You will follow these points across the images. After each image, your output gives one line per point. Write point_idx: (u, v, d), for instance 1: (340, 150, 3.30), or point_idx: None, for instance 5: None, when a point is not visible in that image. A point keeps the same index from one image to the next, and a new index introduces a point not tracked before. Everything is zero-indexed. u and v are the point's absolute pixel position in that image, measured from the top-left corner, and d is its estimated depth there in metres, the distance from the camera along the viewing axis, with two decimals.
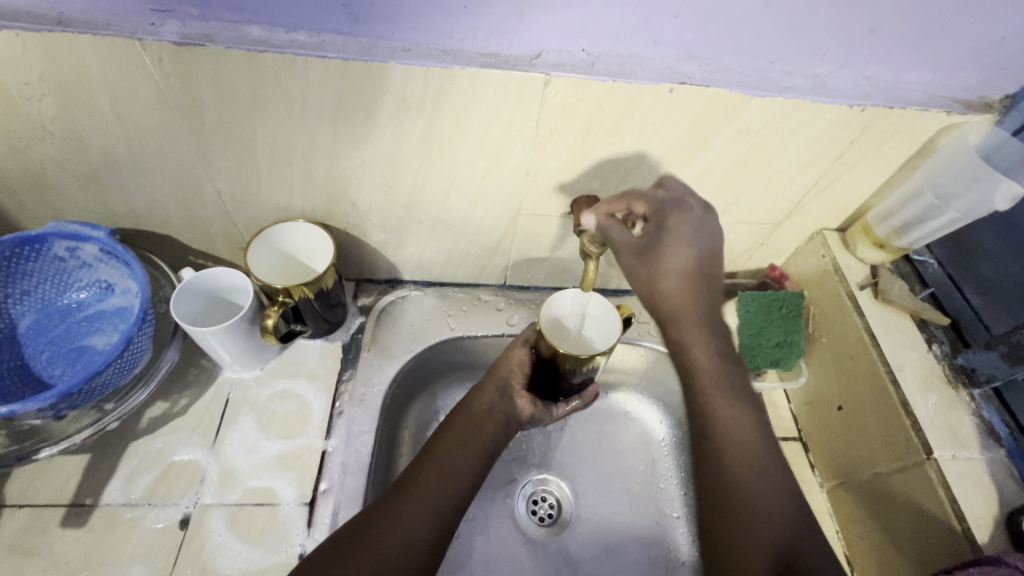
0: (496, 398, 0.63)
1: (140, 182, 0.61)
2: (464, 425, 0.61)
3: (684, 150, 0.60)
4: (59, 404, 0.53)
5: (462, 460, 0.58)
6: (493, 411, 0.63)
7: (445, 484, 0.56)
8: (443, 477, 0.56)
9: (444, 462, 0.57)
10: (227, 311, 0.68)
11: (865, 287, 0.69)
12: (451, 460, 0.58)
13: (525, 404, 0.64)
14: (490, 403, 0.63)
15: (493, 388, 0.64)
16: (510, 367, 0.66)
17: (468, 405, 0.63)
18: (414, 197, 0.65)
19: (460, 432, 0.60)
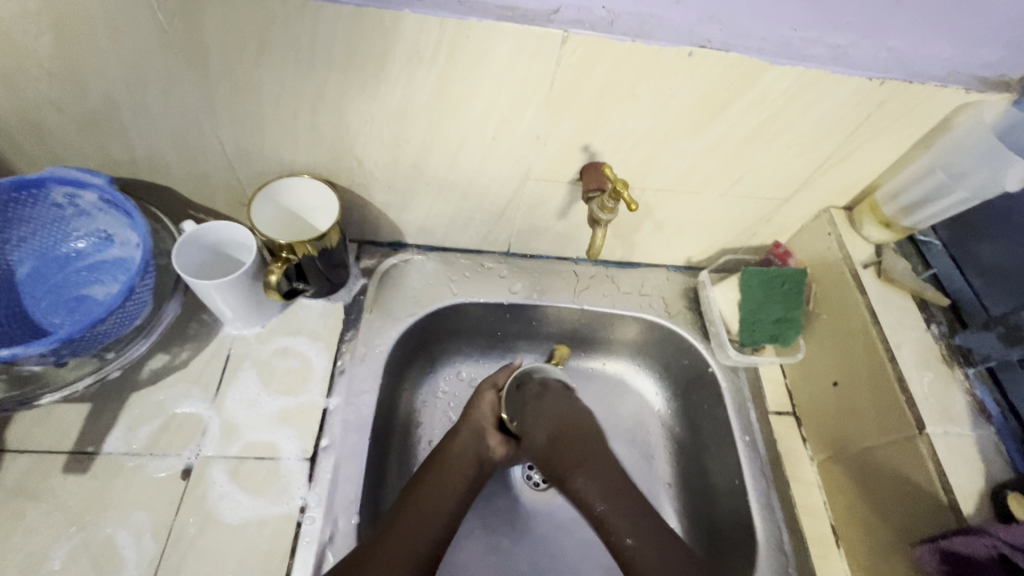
0: (471, 439, 0.66)
1: (141, 129, 0.59)
2: (445, 466, 0.64)
3: (699, 118, 0.59)
4: (60, 351, 0.53)
5: (444, 494, 0.62)
6: (469, 449, 0.66)
7: (436, 513, 0.60)
8: (430, 512, 0.60)
9: (433, 495, 0.61)
10: (229, 266, 0.67)
11: (869, 267, 0.69)
12: (440, 493, 0.61)
13: (496, 445, 0.68)
14: (468, 445, 0.66)
15: (469, 431, 0.67)
16: (482, 409, 0.69)
17: (446, 447, 0.66)
18: (422, 157, 0.64)
19: (442, 469, 0.63)
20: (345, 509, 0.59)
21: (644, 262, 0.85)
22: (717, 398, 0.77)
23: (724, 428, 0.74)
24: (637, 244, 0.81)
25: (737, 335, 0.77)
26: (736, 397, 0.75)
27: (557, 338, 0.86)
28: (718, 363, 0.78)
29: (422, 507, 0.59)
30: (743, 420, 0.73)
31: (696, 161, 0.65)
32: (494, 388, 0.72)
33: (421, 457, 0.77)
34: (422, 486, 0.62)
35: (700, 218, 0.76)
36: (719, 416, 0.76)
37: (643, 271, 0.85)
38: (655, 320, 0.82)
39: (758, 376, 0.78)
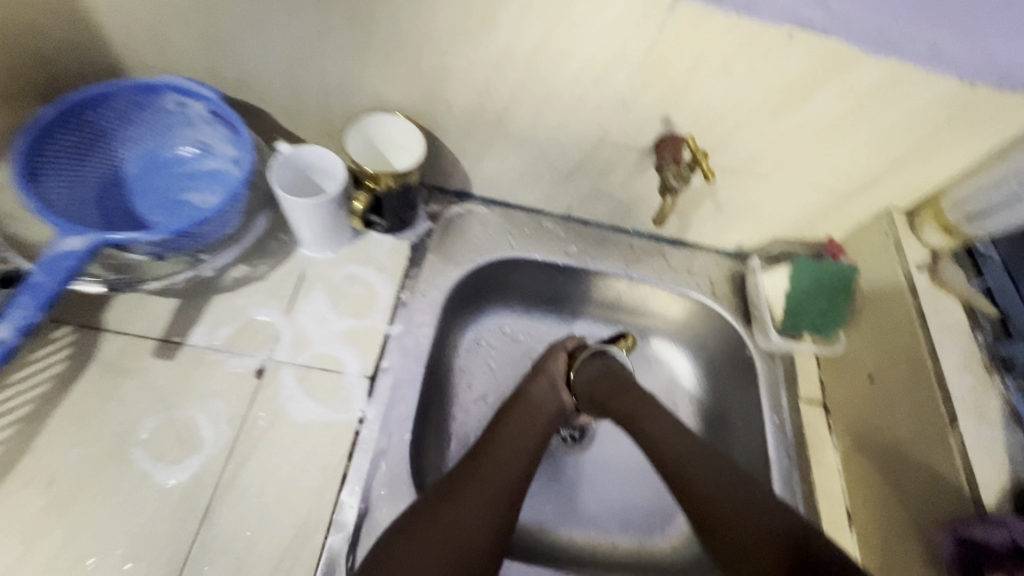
0: (549, 391, 0.74)
1: (253, 48, 0.62)
2: (525, 411, 0.72)
3: (783, 101, 0.61)
4: (167, 243, 0.59)
5: (526, 435, 0.69)
6: (548, 400, 0.73)
7: (520, 451, 0.67)
8: (518, 447, 0.67)
9: (517, 437, 0.68)
10: (312, 190, 0.71)
11: (923, 269, 0.71)
12: (523, 434, 0.69)
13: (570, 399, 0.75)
14: (547, 397, 0.73)
15: (545, 381, 0.75)
16: (556, 366, 0.76)
17: (527, 396, 0.73)
18: (508, 108, 0.67)
19: (525, 412, 0.71)
20: (400, 425, 0.64)
21: (696, 243, 0.87)
22: (751, 380, 0.79)
23: (755, 407, 0.77)
24: (693, 223, 0.83)
25: (779, 322, 0.79)
26: (770, 380, 0.78)
27: (600, 305, 0.89)
28: (757, 347, 0.80)
29: (506, 445, 0.67)
30: (774, 402, 0.76)
31: (771, 145, 0.67)
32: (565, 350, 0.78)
33: (459, 396, 0.81)
34: (507, 427, 0.69)
35: (761, 204, 0.78)
36: (751, 396, 0.78)
37: (694, 251, 0.87)
38: (699, 298, 0.84)
39: (794, 364, 0.80)
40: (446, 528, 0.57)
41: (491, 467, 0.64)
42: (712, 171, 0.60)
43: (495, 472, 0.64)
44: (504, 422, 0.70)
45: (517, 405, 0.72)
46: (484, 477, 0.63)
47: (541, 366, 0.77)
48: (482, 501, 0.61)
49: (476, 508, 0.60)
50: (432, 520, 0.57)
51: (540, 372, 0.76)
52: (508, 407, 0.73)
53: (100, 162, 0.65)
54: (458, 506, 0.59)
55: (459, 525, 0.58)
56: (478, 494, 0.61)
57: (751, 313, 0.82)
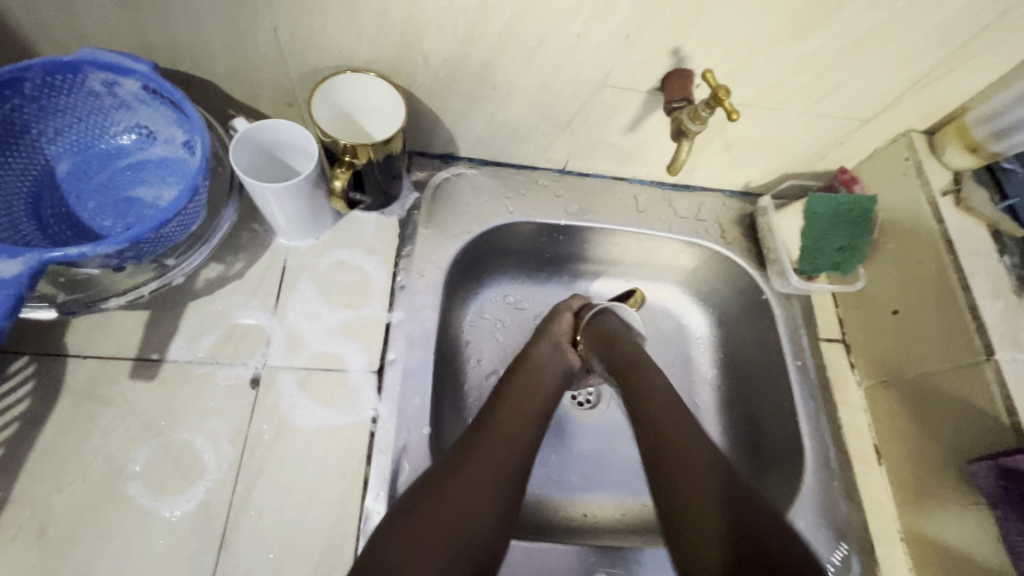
0: (550, 350, 0.70)
1: (187, 6, 0.52)
2: (528, 375, 0.67)
3: (805, 20, 0.54)
4: (125, 254, 0.51)
5: (526, 403, 0.64)
6: (551, 362, 0.69)
7: (525, 420, 0.63)
8: (520, 416, 0.63)
9: (520, 401, 0.64)
10: (281, 170, 0.63)
11: (947, 194, 0.67)
12: (524, 402, 0.64)
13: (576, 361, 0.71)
14: (551, 355, 0.70)
15: (547, 342, 0.71)
16: (561, 326, 0.73)
17: (528, 356, 0.70)
18: (495, 55, 0.58)
19: (528, 374, 0.67)
20: (416, 420, 0.60)
21: (701, 186, 0.82)
22: (770, 325, 0.77)
23: (775, 353, 0.75)
24: (699, 165, 0.77)
25: (797, 263, 0.76)
26: (790, 323, 0.75)
27: (606, 262, 0.84)
28: (773, 290, 0.77)
29: (510, 416, 0.62)
30: (795, 345, 0.74)
31: (789, 71, 0.61)
32: (570, 311, 0.75)
33: (471, 375, 0.76)
34: (508, 396, 0.65)
35: (772, 139, 0.72)
36: (771, 342, 0.76)
37: (700, 195, 0.82)
38: (710, 246, 0.80)
39: (811, 304, 0.78)
40: (443, 514, 0.53)
41: (493, 444, 0.59)
42: (736, 110, 0.53)
43: (496, 449, 0.59)
44: (507, 387, 0.66)
45: (519, 370, 0.68)
46: (486, 454, 0.58)
47: (544, 326, 0.74)
48: (491, 471, 0.57)
49: (473, 491, 0.55)
50: (429, 505, 0.53)
51: (542, 332, 0.73)
52: (509, 372, 0.68)
53: (26, 162, 0.55)
54: (456, 490, 0.54)
55: (455, 511, 0.53)
56: (485, 464, 0.57)
57: (765, 256, 0.78)
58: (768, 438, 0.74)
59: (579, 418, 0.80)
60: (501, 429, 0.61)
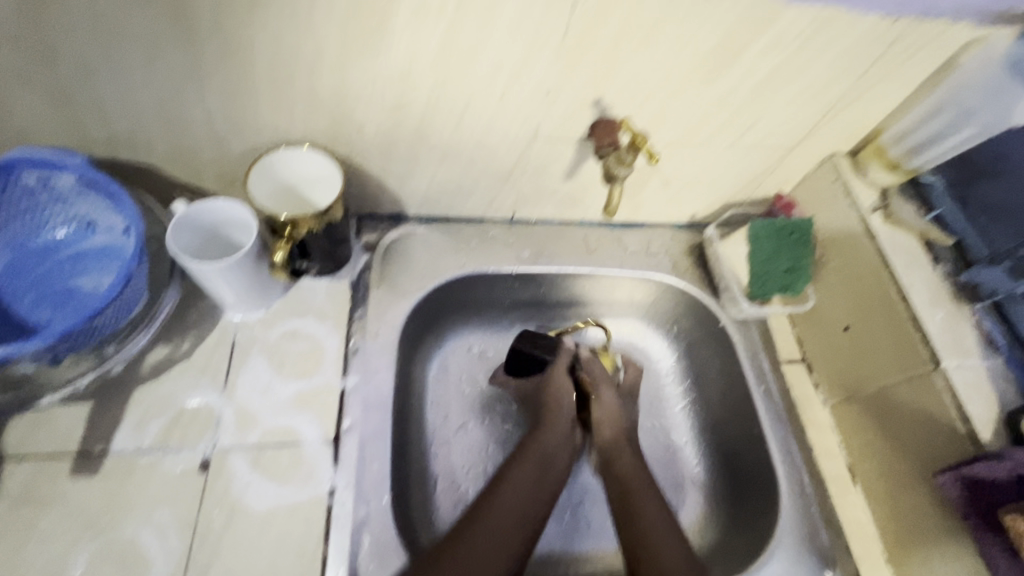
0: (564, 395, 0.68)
1: (119, 100, 0.53)
2: (545, 438, 0.65)
3: (712, 65, 0.57)
4: (59, 347, 0.50)
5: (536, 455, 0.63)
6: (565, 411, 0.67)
7: (542, 480, 0.62)
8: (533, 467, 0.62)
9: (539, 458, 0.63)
10: (225, 247, 0.63)
11: (876, 211, 0.70)
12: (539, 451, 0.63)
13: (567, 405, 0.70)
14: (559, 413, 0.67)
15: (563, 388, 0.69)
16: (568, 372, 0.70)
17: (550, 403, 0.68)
18: (426, 120, 0.60)
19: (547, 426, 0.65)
20: (376, 488, 0.58)
21: (649, 222, 0.84)
22: (731, 352, 0.77)
23: (739, 380, 0.75)
24: (642, 203, 0.79)
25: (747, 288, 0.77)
26: (750, 348, 0.76)
27: (566, 304, 0.84)
28: (729, 317, 0.78)
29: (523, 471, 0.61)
30: (757, 370, 0.74)
31: (709, 111, 0.64)
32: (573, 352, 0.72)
33: (437, 433, 0.74)
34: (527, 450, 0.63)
35: (708, 172, 0.75)
36: (734, 368, 0.76)
37: (648, 231, 0.84)
38: (663, 279, 0.81)
39: (769, 327, 0.79)
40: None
41: (507, 502, 0.58)
42: (655, 153, 0.57)
43: (508, 505, 0.58)
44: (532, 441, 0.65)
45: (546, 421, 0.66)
46: (501, 515, 0.57)
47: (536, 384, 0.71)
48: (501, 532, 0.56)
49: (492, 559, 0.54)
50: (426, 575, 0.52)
51: (546, 392, 0.69)
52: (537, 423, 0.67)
53: None
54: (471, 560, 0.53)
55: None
56: (497, 529, 0.56)
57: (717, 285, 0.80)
58: (743, 467, 0.73)
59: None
60: (515, 485, 0.60)
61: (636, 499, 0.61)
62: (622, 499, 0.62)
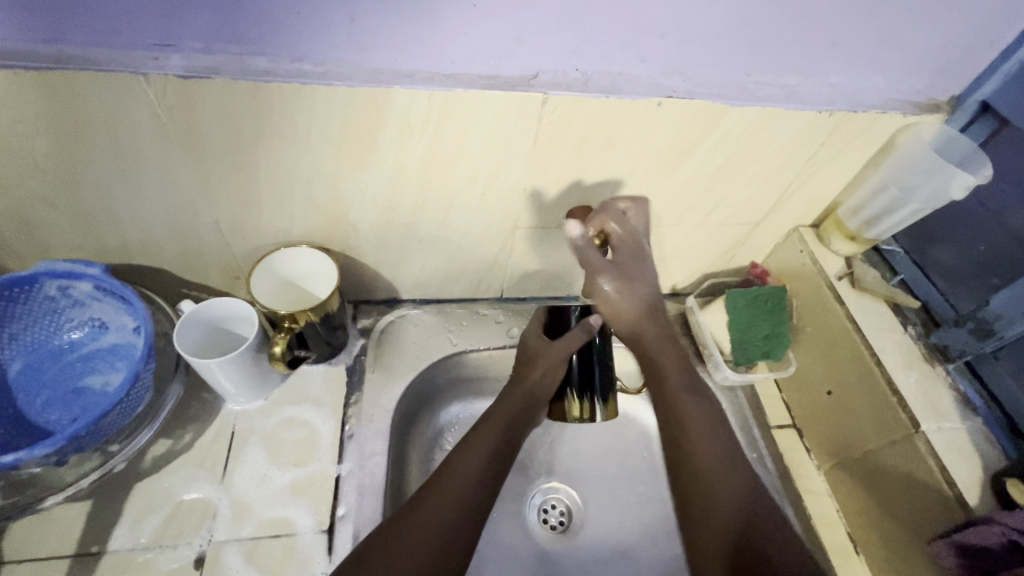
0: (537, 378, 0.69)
1: (136, 214, 0.59)
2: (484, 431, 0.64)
3: (670, 159, 0.63)
4: (64, 450, 0.52)
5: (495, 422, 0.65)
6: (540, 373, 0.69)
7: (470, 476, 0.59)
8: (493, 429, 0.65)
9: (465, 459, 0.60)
10: (226, 340, 0.67)
11: (842, 278, 0.74)
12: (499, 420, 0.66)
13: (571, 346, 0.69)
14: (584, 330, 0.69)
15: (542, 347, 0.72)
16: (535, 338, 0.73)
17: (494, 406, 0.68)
18: (414, 217, 0.66)
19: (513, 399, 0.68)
20: None
21: None
22: None
23: None
24: None
25: (730, 355, 0.79)
26: (739, 416, 0.77)
27: None
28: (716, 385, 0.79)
29: (479, 437, 0.63)
30: (749, 438, 0.75)
31: (673, 196, 0.69)
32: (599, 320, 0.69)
33: None
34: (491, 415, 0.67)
35: (682, 248, 0.79)
36: None
37: None
38: None
39: (756, 393, 0.80)
40: (409, 541, 0.51)
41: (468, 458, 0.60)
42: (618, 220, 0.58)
43: (465, 464, 0.59)
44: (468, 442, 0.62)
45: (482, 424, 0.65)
46: (448, 488, 0.57)
47: (537, 349, 0.71)
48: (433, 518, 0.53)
49: (447, 511, 0.54)
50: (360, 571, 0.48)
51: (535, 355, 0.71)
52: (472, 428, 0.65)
53: None
54: (429, 511, 0.54)
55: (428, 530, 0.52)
56: (425, 519, 0.53)
57: (701, 352, 0.82)
58: None
59: (539, 530, 0.77)
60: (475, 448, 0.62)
61: (691, 427, 0.61)
62: (668, 426, 0.62)
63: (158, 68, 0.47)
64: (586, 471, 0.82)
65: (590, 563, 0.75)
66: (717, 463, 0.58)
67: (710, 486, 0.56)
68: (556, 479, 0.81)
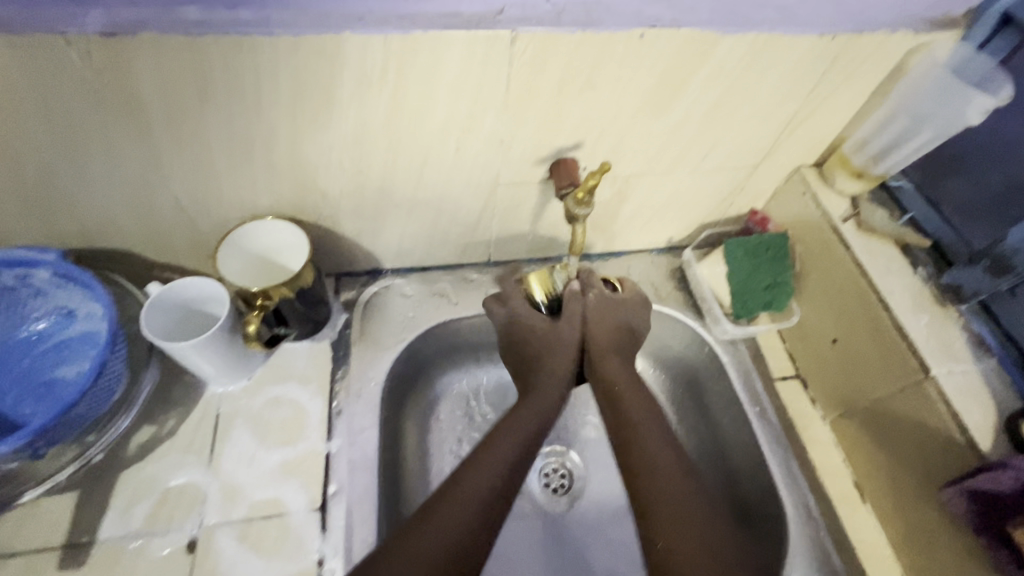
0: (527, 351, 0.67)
1: (89, 195, 0.56)
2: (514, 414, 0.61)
3: (659, 99, 0.58)
4: (37, 444, 0.50)
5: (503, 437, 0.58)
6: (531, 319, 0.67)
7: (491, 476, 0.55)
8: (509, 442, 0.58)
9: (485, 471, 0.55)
10: (204, 322, 0.64)
11: (848, 220, 0.69)
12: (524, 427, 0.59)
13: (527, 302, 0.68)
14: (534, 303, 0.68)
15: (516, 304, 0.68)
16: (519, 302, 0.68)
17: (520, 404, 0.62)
18: (386, 179, 0.62)
19: (532, 401, 0.62)
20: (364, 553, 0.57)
21: (627, 250, 0.84)
22: (721, 375, 0.75)
23: (732, 403, 0.73)
24: (615, 233, 0.79)
25: (730, 308, 0.76)
26: (741, 369, 0.74)
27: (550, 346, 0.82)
28: (716, 339, 0.76)
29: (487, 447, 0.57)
30: (751, 392, 0.72)
31: (664, 141, 0.64)
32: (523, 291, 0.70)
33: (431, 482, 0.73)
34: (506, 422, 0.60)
35: (677, 198, 0.74)
36: (726, 392, 0.74)
37: (628, 258, 0.84)
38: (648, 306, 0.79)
39: (758, 345, 0.77)
40: (437, 525, 0.49)
41: (480, 472, 0.55)
42: (608, 163, 0.54)
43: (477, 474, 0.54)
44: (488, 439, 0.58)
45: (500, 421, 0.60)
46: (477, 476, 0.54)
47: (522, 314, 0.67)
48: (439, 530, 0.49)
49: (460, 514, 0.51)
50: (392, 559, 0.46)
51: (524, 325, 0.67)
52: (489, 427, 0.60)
53: None
54: (446, 512, 0.51)
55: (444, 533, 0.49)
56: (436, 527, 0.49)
57: (700, 306, 0.79)
58: (746, 493, 0.70)
59: (541, 496, 0.76)
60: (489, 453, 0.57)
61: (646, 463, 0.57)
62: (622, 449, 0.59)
63: (78, 25, 0.42)
64: (586, 435, 0.80)
65: (594, 524, 0.74)
66: (669, 476, 0.56)
67: (671, 503, 0.53)
68: (554, 441, 0.80)
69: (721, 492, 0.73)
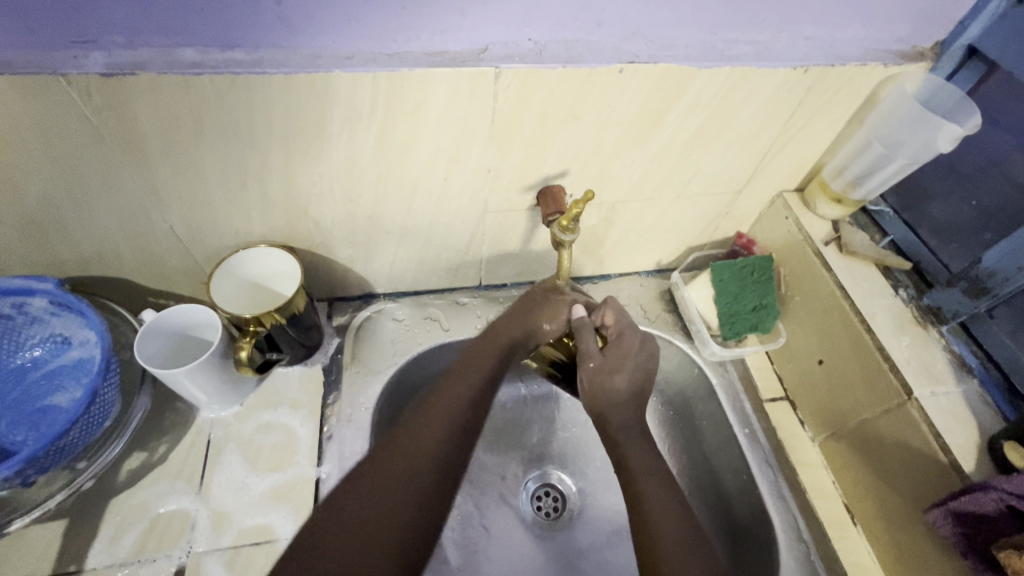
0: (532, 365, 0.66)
1: (86, 224, 0.57)
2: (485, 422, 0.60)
3: (640, 129, 0.60)
4: (26, 471, 0.51)
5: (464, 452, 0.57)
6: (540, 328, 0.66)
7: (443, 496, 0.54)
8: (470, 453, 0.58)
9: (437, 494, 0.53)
10: (197, 348, 0.65)
11: (830, 243, 0.71)
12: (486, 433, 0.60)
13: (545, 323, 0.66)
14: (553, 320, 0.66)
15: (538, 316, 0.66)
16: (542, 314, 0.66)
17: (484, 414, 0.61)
18: (377, 209, 0.63)
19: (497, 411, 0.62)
20: None
21: (616, 274, 0.85)
22: (710, 396, 0.76)
23: (721, 425, 0.73)
24: (604, 257, 0.81)
25: (718, 330, 0.77)
26: (730, 391, 0.74)
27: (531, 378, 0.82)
28: (705, 361, 0.77)
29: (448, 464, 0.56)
30: (740, 414, 0.73)
31: (647, 168, 0.66)
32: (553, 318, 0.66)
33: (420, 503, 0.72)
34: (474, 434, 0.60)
35: (663, 223, 0.76)
36: (716, 415, 0.74)
37: (617, 281, 0.85)
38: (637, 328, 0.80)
39: (746, 367, 0.78)
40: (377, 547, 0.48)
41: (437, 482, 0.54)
42: (588, 192, 0.56)
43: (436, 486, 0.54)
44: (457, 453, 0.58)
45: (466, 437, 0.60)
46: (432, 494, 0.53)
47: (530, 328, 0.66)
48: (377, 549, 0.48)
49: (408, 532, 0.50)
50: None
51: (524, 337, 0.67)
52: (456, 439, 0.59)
53: None
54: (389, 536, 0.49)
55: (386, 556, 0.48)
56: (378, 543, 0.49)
57: (688, 328, 0.80)
58: (737, 516, 0.70)
59: (533, 521, 0.75)
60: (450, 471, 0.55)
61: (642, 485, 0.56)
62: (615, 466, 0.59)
63: (79, 67, 0.44)
64: (578, 458, 0.80)
65: (586, 548, 0.74)
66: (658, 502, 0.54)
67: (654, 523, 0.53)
68: (546, 465, 0.80)
69: (712, 516, 0.72)
